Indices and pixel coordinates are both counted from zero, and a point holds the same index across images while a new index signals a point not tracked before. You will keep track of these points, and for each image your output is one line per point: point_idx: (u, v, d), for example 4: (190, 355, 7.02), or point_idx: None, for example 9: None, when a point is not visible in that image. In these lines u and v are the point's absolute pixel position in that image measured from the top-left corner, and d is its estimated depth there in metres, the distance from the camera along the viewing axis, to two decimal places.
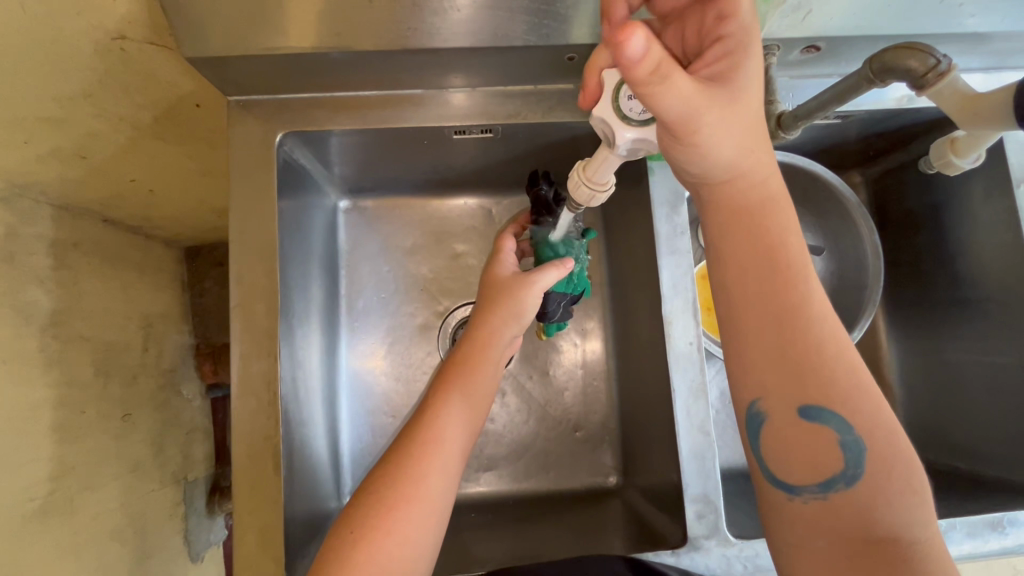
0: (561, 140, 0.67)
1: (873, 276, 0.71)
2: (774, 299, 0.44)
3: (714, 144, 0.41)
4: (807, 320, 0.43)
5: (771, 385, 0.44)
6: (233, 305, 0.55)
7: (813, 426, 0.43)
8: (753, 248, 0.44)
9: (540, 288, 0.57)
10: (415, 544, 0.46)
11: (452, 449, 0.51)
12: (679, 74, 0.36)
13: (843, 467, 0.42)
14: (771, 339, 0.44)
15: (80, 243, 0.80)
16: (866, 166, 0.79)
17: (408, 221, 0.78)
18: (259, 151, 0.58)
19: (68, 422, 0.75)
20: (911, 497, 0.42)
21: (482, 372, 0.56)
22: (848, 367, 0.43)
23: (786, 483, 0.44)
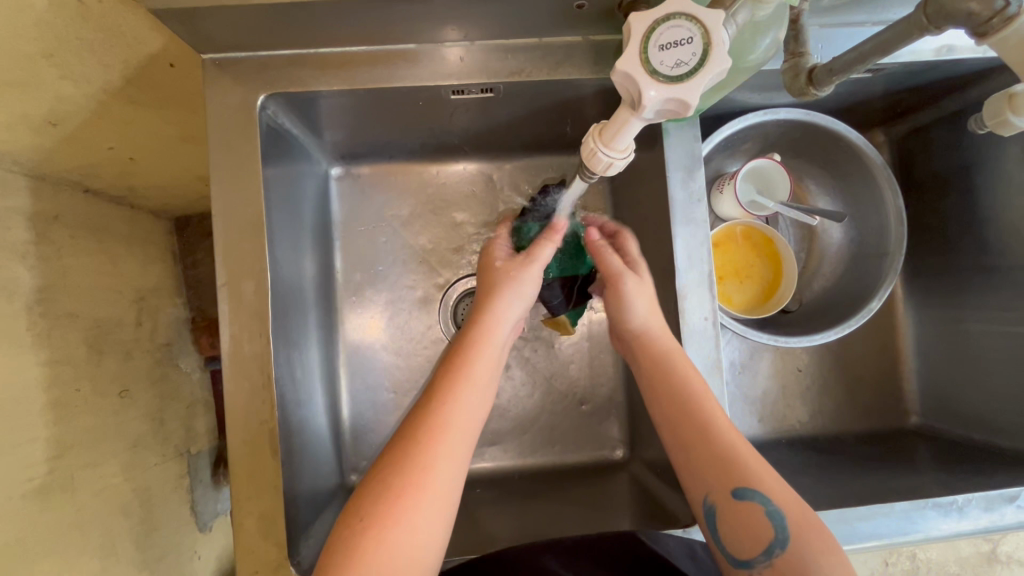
0: (566, 99, 0.62)
1: (895, 242, 0.67)
2: (687, 410, 0.54)
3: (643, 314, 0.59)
4: (711, 413, 0.53)
5: (711, 481, 0.51)
6: (220, 284, 0.52)
7: (744, 504, 0.49)
8: (674, 383, 0.55)
9: (540, 260, 0.58)
10: (426, 531, 0.44)
11: (461, 434, 0.49)
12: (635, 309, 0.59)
13: (775, 532, 0.47)
14: (699, 453, 0.52)
15: (61, 215, 0.74)
16: (891, 125, 0.75)
17: (405, 188, 0.74)
18: (240, 116, 0.53)
19: (62, 399, 0.70)
20: (834, 558, 0.46)
21: (488, 355, 0.54)
22: (757, 458, 0.51)
23: (740, 561, 0.48)
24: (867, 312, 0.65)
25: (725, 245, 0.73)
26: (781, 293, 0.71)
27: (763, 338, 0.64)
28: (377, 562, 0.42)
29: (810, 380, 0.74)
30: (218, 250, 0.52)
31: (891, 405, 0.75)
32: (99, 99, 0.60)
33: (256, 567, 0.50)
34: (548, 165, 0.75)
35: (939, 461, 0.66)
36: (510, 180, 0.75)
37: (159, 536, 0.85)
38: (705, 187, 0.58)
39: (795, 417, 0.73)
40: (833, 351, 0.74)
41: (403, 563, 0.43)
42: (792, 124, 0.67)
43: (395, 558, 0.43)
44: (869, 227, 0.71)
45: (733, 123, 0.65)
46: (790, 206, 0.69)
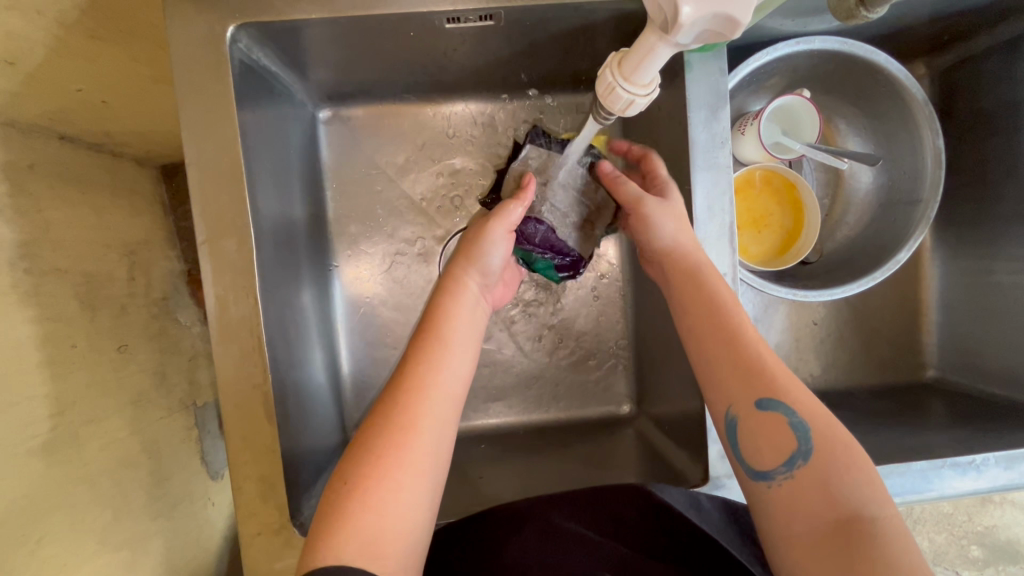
0: (573, 28, 0.55)
1: (930, 188, 0.63)
2: (716, 315, 0.50)
3: (658, 220, 0.54)
4: (741, 323, 0.50)
5: (735, 391, 0.48)
6: (200, 241, 0.48)
7: (769, 415, 0.46)
8: (698, 292, 0.52)
9: (506, 221, 0.56)
10: (412, 490, 0.44)
11: (442, 393, 0.48)
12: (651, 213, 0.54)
13: (796, 443, 0.44)
14: (726, 363, 0.49)
15: (36, 164, 0.69)
16: (935, 55, 0.68)
17: (400, 131, 0.69)
18: (208, 51, 0.47)
19: (57, 355, 0.67)
20: (860, 474, 0.42)
21: (461, 317, 0.54)
22: (784, 371, 0.48)
23: (759, 474, 0.45)
24: (894, 264, 0.61)
25: (744, 192, 0.67)
26: (801, 243, 0.66)
27: (781, 292, 0.61)
28: (366, 520, 0.41)
29: (825, 333, 0.71)
30: (194, 205, 0.48)
31: (908, 357, 0.72)
32: (56, 34, 0.54)
33: (258, 530, 0.50)
34: (554, 105, 0.69)
35: (955, 416, 0.64)
36: (513, 122, 0.69)
37: (172, 485, 0.86)
38: (730, 128, 0.53)
39: (807, 371, 0.71)
40: (852, 303, 0.71)
41: (393, 523, 0.42)
42: (826, 55, 0.60)
43: (382, 517, 0.42)
44: (903, 171, 0.66)
45: (761, 54, 0.59)
46: (817, 147, 0.63)
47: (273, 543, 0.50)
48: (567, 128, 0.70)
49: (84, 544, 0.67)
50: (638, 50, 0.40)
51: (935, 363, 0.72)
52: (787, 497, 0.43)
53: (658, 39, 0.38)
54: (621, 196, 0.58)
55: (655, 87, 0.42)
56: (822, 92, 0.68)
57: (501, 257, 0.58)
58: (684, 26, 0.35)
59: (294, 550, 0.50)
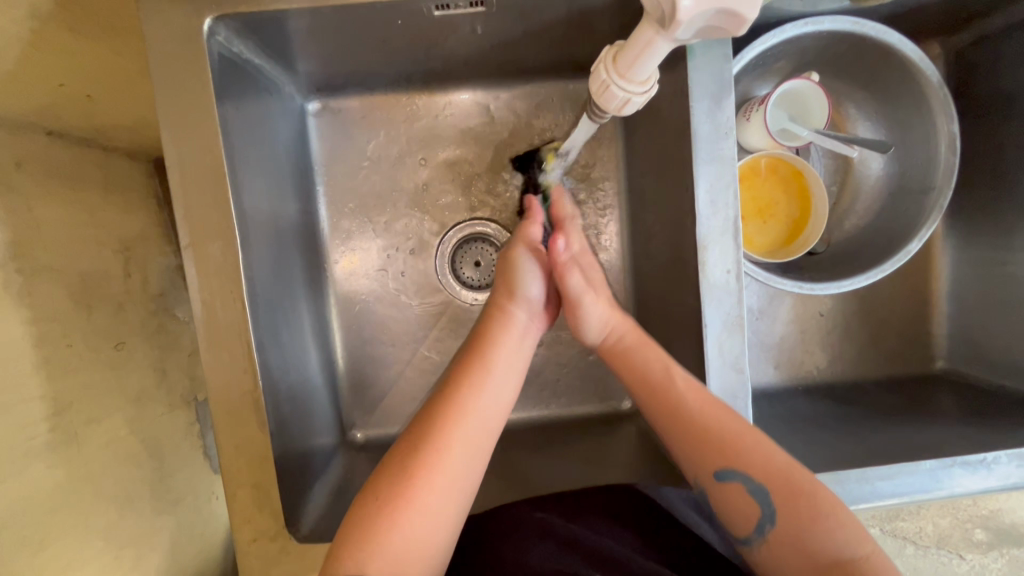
0: (570, 10, 0.53)
1: (944, 174, 0.60)
2: (656, 397, 0.54)
3: (591, 321, 0.59)
4: (679, 396, 0.53)
5: (696, 466, 0.52)
6: (185, 244, 0.47)
7: (729, 484, 0.50)
8: (637, 381, 0.56)
9: (528, 241, 0.59)
10: (437, 512, 0.45)
11: (481, 423, 0.49)
12: (587, 319, 0.59)
13: (761, 510, 0.48)
14: (682, 441, 0.52)
15: (24, 161, 0.66)
16: (952, 33, 0.65)
17: (393, 123, 0.66)
18: (186, 44, 0.45)
19: (53, 356, 0.65)
20: (831, 519, 0.46)
21: (507, 345, 0.55)
22: (735, 425, 0.51)
23: (739, 539, 0.49)
24: (905, 255, 0.59)
25: (748, 180, 0.65)
26: (808, 233, 0.64)
27: (787, 285, 0.59)
28: (391, 541, 0.43)
29: (833, 325, 0.69)
30: (177, 206, 0.46)
31: (918, 348, 0.70)
32: (30, 26, 0.52)
33: (254, 536, 0.49)
34: (551, 92, 0.67)
35: (967, 411, 0.63)
36: (509, 112, 0.67)
37: (175, 481, 0.83)
38: (734, 117, 0.50)
39: (813, 364, 0.69)
40: (860, 295, 0.69)
41: (416, 543, 0.44)
42: (836, 36, 0.57)
43: (406, 536, 0.43)
44: (915, 158, 0.63)
45: (769, 36, 0.56)
46: (825, 134, 0.61)
47: (269, 550, 0.49)
48: (565, 116, 0.67)
49: (89, 546, 0.66)
50: (634, 45, 0.40)
51: (947, 355, 0.70)
52: (767, 558, 0.47)
53: (655, 34, 0.38)
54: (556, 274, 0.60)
55: (652, 83, 0.42)
56: (832, 76, 0.65)
57: (542, 287, 0.59)
58: (682, 23, 0.35)
59: (291, 557, 0.49)
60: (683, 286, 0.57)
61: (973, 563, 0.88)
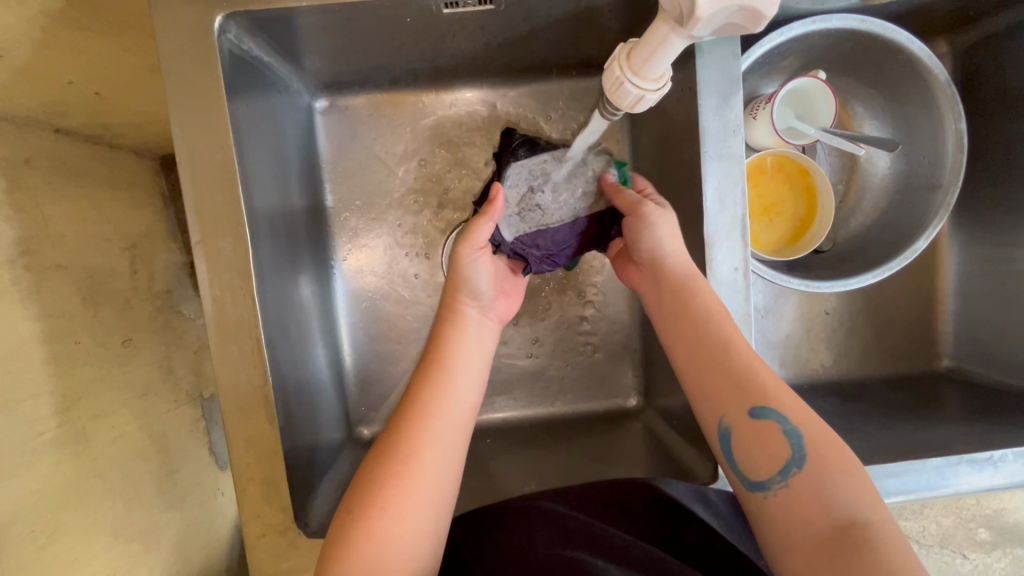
0: (578, 8, 0.53)
1: (951, 173, 0.60)
2: (702, 326, 0.50)
3: (659, 234, 0.53)
4: (730, 331, 0.49)
5: (726, 403, 0.47)
6: (195, 241, 0.47)
7: (761, 423, 0.45)
8: (682, 309, 0.51)
9: (475, 241, 0.54)
10: (414, 519, 0.44)
11: (443, 427, 0.48)
12: (657, 223, 0.53)
13: (791, 451, 0.43)
14: (715, 371, 0.48)
15: (33, 158, 0.66)
16: (958, 31, 0.65)
17: (400, 121, 0.67)
18: (196, 42, 0.46)
19: (62, 351, 0.65)
20: (853, 478, 0.42)
21: (465, 347, 0.53)
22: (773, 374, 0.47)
23: (755, 485, 0.44)
24: (911, 253, 0.59)
25: (754, 179, 0.65)
26: (814, 231, 0.64)
27: (793, 283, 0.59)
28: (368, 549, 0.42)
29: (838, 323, 0.69)
30: (188, 203, 0.47)
31: (923, 346, 0.71)
32: (42, 25, 0.52)
33: (263, 531, 0.49)
34: (558, 91, 0.67)
35: (973, 410, 0.63)
36: (516, 110, 0.67)
37: (182, 477, 0.84)
38: (743, 116, 0.51)
39: (818, 362, 0.69)
40: (865, 293, 0.69)
41: (395, 550, 0.43)
42: (843, 35, 0.58)
43: (384, 545, 0.42)
44: (922, 156, 0.63)
45: (776, 35, 0.56)
46: (832, 133, 0.61)
47: (278, 544, 0.49)
48: (572, 114, 0.67)
49: (97, 540, 0.66)
50: (648, 42, 0.39)
51: (952, 353, 0.70)
52: (782, 508, 0.42)
53: (671, 31, 0.37)
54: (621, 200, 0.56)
55: (665, 81, 0.42)
56: (838, 74, 0.65)
57: (487, 280, 0.56)
58: (700, 22, 0.34)
59: (300, 552, 0.49)
60: None
61: (977, 562, 0.87)
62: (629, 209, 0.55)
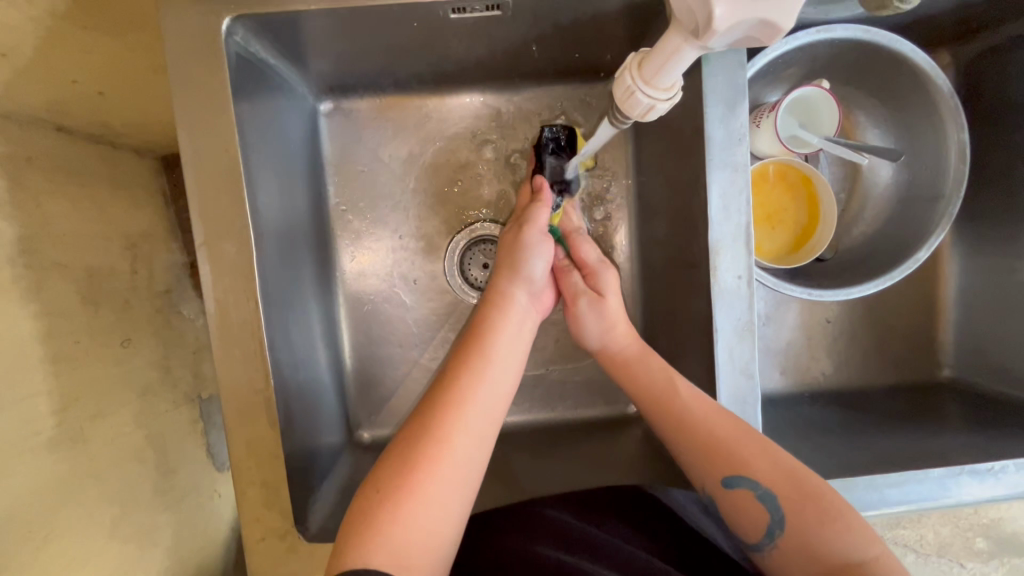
0: (585, 14, 0.53)
1: (953, 184, 0.60)
2: (659, 412, 0.54)
3: (613, 314, 0.60)
4: (682, 404, 0.52)
5: (704, 475, 0.51)
6: (199, 242, 0.47)
7: (737, 492, 0.49)
8: (645, 403, 0.55)
9: (538, 226, 0.58)
10: (442, 502, 0.44)
11: (483, 408, 0.49)
12: (612, 300, 0.61)
13: (769, 516, 0.47)
14: (685, 444, 0.52)
15: (34, 157, 0.66)
16: (961, 43, 0.66)
17: (404, 124, 0.67)
18: (203, 42, 0.46)
19: (60, 351, 0.65)
20: (838, 525, 0.45)
21: (507, 329, 0.54)
22: (734, 426, 0.50)
23: (748, 545, 0.48)
24: (913, 263, 0.59)
25: (757, 186, 0.65)
26: (816, 240, 0.64)
27: (796, 291, 0.59)
28: (394, 533, 0.42)
29: (839, 332, 0.69)
30: (191, 205, 0.47)
31: (923, 355, 0.71)
32: (46, 23, 0.52)
33: (262, 534, 0.49)
34: (563, 97, 0.67)
35: (974, 420, 0.63)
36: (520, 114, 0.67)
37: (180, 478, 0.83)
38: (748, 124, 0.51)
39: (819, 370, 0.69)
40: (867, 302, 0.69)
41: (422, 535, 0.43)
42: (846, 45, 0.58)
43: (409, 529, 0.42)
44: (925, 166, 0.64)
45: (780, 43, 0.56)
46: (835, 142, 0.61)
47: (277, 548, 0.49)
48: (576, 121, 0.67)
49: (95, 541, 0.66)
50: (661, 52, 0.39)
51: (952, 362, 0.70)
52: (777, 565, 0.46)
53: (684, 42, 0.38)
54: (564, 287, 0.63)
55: (676, 90, 0.42)
56: (842, 83, 0.65)
57: (544, 266, 0.58)
58: (714, 35, 0.35)
59: (299, 556, 0.49)
60: (692, 291, 0.57)
61: (973, 571, 0.87)
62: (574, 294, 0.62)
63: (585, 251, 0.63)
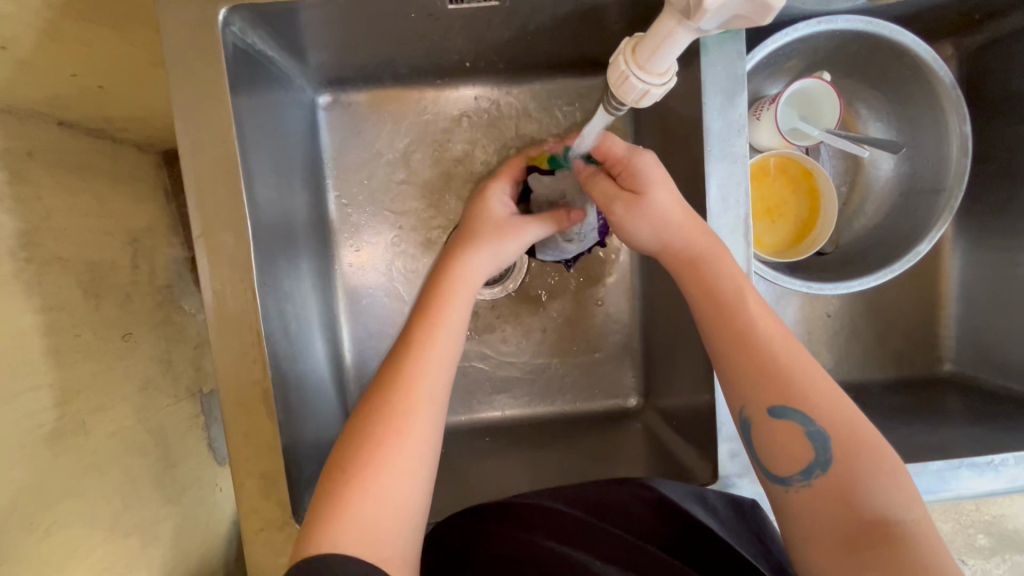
0: (584, 6, 0.53)
1: (954, 176, 0.60)
2: (727, 314, 0.48)
3: (664, 211, 0.51)
4: (752, 321, 0.48)
5: (748, 394, 0.47)
6: (197, 234, 0.47)
7: (784, 422, 0.45)
8: (711, 303, 0.49)
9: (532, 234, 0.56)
10: (409, 475, 0.44)
11: (434, 380, 0.48)
12: (657, 193, 0.51)
13: (815, 455, 0.43)
14: (739, 360, 0.47)
15: (35, 150, 0.66)
16: (963, 35, 0.65)
17: (403, 118, 0.66)
18: (200, 34, 0.46)
19: (61, 344, 0.65)
20: (886, 480, 0.42)
21: (460, 302, 0.52)
22: (805, 364, 0.46)
23: (776, 478, 0.45)
24: (914, 256, 0.59)
25: (757, 180, 0.65)
26: (816, 234, 0.64)
27: (796, 284, 0.58)
28: (363, 508, 0.41)
29: (839, 326, 0.69)
30: (190, 196, 0.47)
31: (924, 349, 0.70)
32: (46, 16, 0.52)
33: (261, 525, 0.49)
34: (563, 90, 0.67)
35: (975, 413, 0.63)
36: (519, 107, 0.67)
37: (181, 472, 0.83)
38: (747, 115, 0.50)
39: (819, 364, 0.69)
40: (868, 296, 0.69)
41: (388, 509, 0.42)
42: (847, 36, 0.57)
43: (378, 503, 0.42)
44: (926, 158, 0.63)
45: (780, 35, 0.56)
46: (837, 134, 0.61)
47: (276, 539, 0.49)
48: (576, 114, 0.67)
49: (95, 533, 0.66)
50: (654, 36, 0.39)
51: (953, 356, 0.70)
52: (804, 503, 0.43)
53: (678, 25, 0.37)
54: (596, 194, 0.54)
55: (671, 75, 0.42)
56: (843, 75, 0.65)
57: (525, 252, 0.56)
58: (706, 16, 0.34)
59: None
60: None
61: (976, 568, 0.86)
62: (615, 197, 0.53)
63: (612, 146, 0.53)
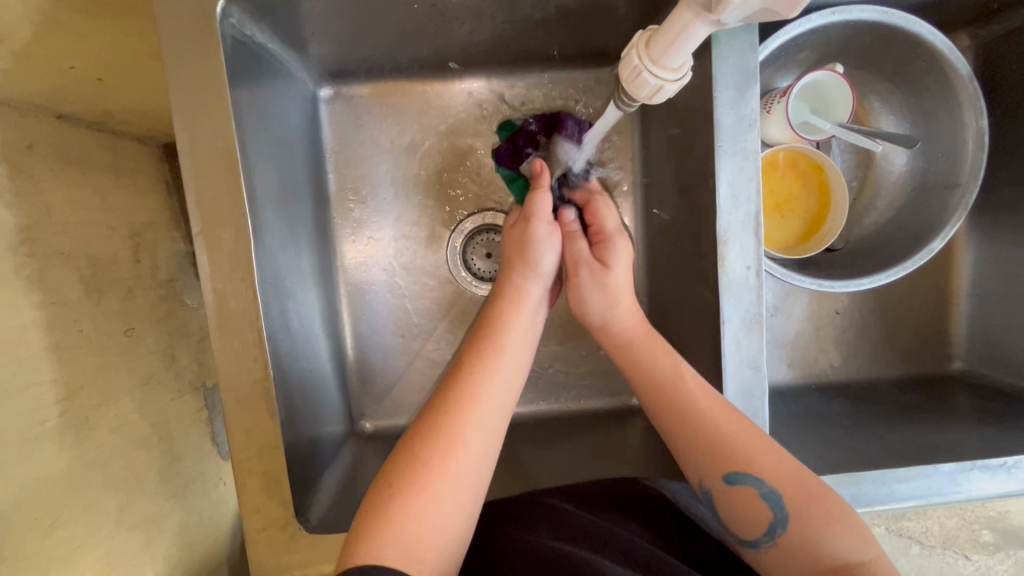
0: None
1: (969, 172, 0.59)
2: (665, 397, 0.52)
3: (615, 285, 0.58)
4: (689, 398, 0.51)
5: (702, 469, 0.50)
6: (196, 230, 0.46)
7: (738, 487, 0.48)
8: (656, 388, 0.53)
9: (541, 214, 0.57)
10: (454, 496, 0.44)
11: (490, 403, 0.49)
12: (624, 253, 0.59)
13: (771, 514, 0.47)
14: (686, 439, 0.51)
15: (34, 144, 0.65)
16: (981, 24, 0.63)
17: (405, 111, 0.65)
18: (198, 24, 0.44)
19: (63, 340, 0.64)
20: (840, 525, 0.45)
21: (519, 328, 0.54)
22: (743, 425, 0.49)
23: (745, 541, 0.48)
24: (927, 253, 0.57)
25: (766, 174, 0.64)
26: (826, 229, 0.63)
27: (805, 282, 0.57)
28: (404, 529, 0.42)
29: (848, 324, 0.68)
30: (189, 192, 0.46)
31: (934, 346, 0.69)
32: (41, 7, 0.51)
33: (264, 525, 0.49)
34: (569, 83, 0.65)
35: (985, 413, 0.62)
36: (524, 100, 0.66)
37: (184, 466, 0.83)
38: (759, 109, 0.49)
39: (826, 362, 0.68)
40: (878, 293, 0.68)
41: (432, 530, 0.42)
42: (862, 26, 0.56)
43: (421, 525, 0.42)
44: (941, 153, 0.62)
45: (792, 26, 0.54)
46: (848, 127, 0.59)
47: (279, 538, 0.49)
48: (582, 107, 0.66)
49: (100, 528, 0.66)
50: (670, 29, 0.38)
51: (964, 354, 0.69)
52: (773, 562, 0.46)
53: (695, 18, 0.36)
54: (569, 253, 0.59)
55: (685, 70, 0.41)
56: (856, 68, 0.64)
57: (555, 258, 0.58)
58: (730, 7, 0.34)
59: (300, 547, 0.49)
60: (699, 281, 0.56)
61: (979, 564, 0.86)
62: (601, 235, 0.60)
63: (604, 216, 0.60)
